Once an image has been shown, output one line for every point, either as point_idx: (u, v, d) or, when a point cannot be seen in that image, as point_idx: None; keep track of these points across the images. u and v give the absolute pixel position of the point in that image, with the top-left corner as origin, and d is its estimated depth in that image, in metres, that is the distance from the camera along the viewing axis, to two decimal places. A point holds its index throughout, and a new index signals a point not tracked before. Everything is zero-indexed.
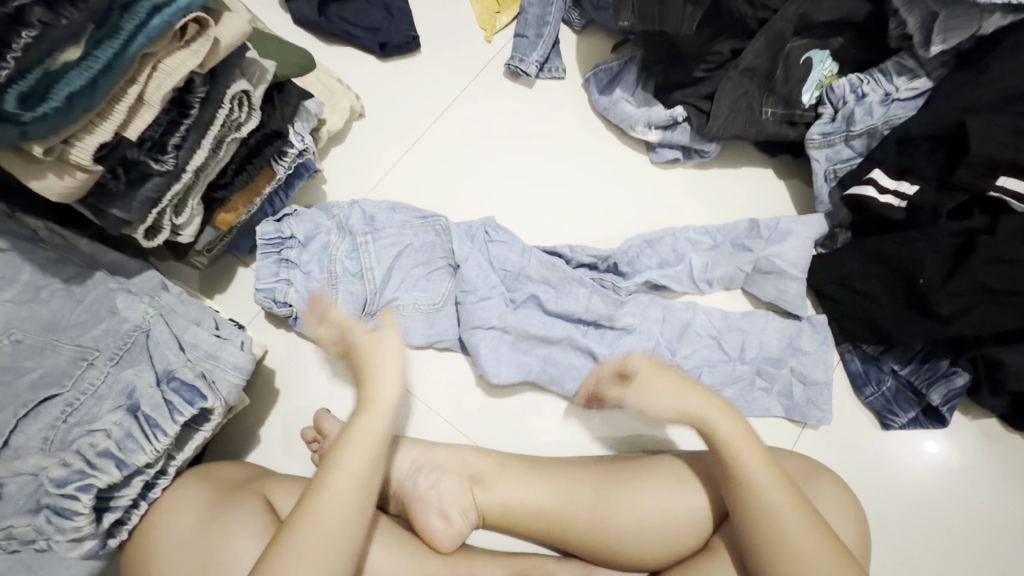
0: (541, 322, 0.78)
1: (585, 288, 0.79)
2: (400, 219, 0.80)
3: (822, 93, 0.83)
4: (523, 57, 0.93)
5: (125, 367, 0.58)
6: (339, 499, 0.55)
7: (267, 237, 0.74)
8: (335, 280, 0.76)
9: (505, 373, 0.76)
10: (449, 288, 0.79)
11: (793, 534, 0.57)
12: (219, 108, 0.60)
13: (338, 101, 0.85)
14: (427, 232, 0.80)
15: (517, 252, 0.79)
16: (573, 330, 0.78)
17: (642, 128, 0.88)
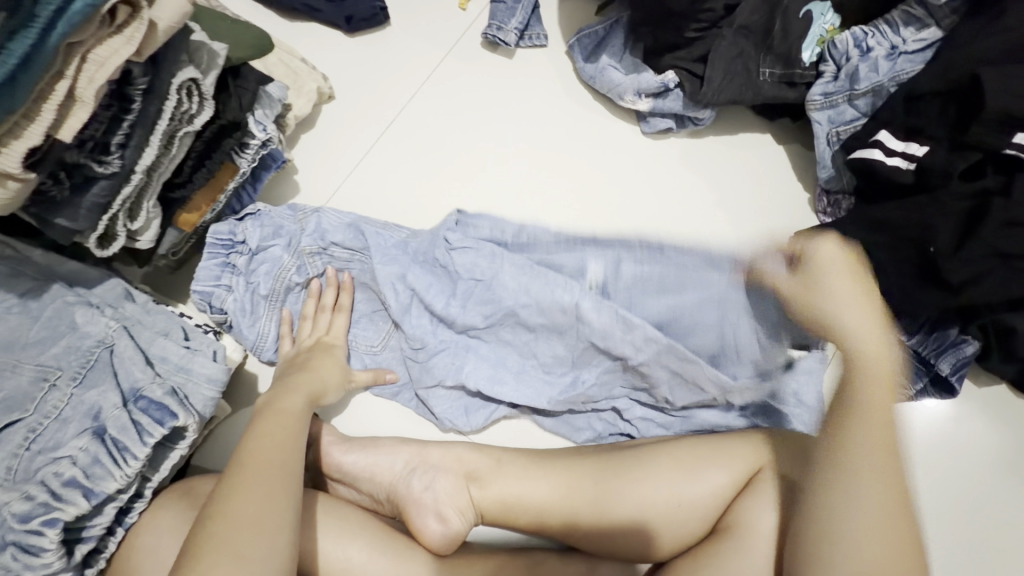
0: (516, 353, 0.74)
1: (568, 290, 0.71)
2: (353, 240, 0.73)
3: (824, 49, 0.77)
4: (500, 25, 0.86)
5: (89, 388, 0.54)
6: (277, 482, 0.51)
7: (219, 237, 0.70)
8: (280, 301, 0.72)
9: (474, 417, 0.73)
10: (389, 329, 0.75)
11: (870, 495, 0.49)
12: (166, 100, 0.54)
13: (304, 83, 0.79)
14: (368, 266, 0.74)
15: (489, 258, 0.73)
16: (551, 362, 0.73)
17: (632, 97, 0.82)
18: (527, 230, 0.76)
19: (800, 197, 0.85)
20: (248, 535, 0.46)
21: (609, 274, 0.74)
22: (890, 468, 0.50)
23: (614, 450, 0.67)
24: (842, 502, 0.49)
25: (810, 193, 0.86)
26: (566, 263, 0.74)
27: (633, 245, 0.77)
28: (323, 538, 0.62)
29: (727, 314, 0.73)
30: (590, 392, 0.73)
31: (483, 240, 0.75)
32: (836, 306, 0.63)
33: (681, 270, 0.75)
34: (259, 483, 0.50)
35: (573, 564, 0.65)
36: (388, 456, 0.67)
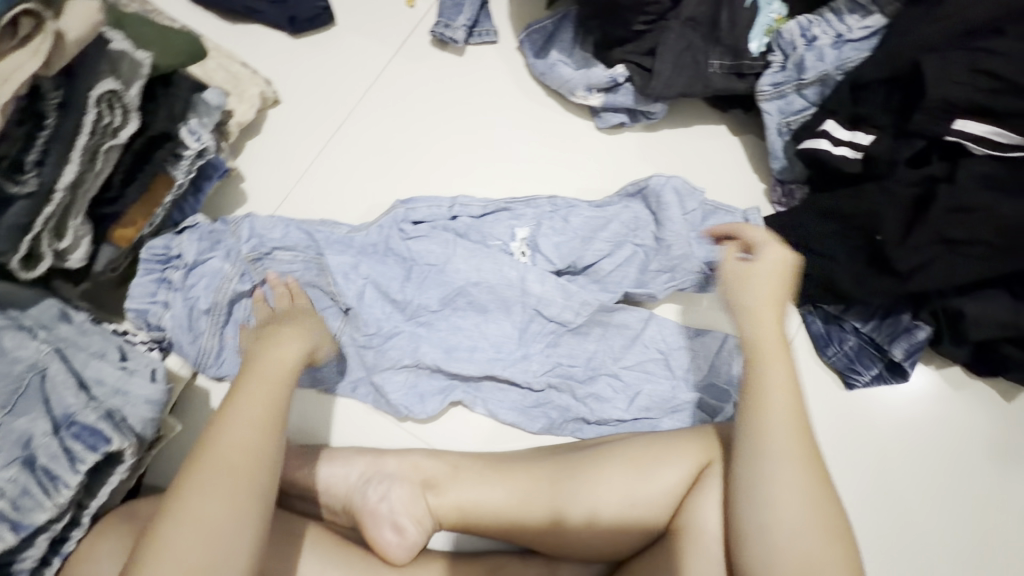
0: (468, 338, 0.73)
1: (514, 266, 0.73)
2: (293, 240, 0.72)
3: (771, 40, 0.76)
4: (449, 23, 0.85)
5: (19, 415, 0.51)
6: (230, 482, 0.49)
7: (154, 253, 0.67)
8: (220, 312, 0.69)
9: (430, 404, 0.72)
10: (340, 327, 0.72)
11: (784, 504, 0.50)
12: (84, 113, 0.52)
13: (245, 88, 0.76)
14: (311, 265, 0.72)
15: (443, 244, 0.74)
16: (502, 351, 0.73)
17: (583, 93, 0.82)
18: (458, 206, 0.76)
19: (756, 187, 0.85)
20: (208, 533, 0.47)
21: (536, 232, 0.76)
22: (796, 460, 0.51)
23: (576, 451, 0.66)
24: (763, 491, 0.51)
25: (765, 182, 0.85)
26: (496, 236, 0.76)
27: (544, 204, 0.78)
28: (279, 552, 0.60)
29: (633, 219, 0.77)
30: (541, 368, 0.73)
31: (423, 224, 0.75)
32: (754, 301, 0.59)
33: (593, 220, 0.77)
34: (220, 470, 0.49)
35: (534, 565, 0.66)
36: (342, 467, 0.67)
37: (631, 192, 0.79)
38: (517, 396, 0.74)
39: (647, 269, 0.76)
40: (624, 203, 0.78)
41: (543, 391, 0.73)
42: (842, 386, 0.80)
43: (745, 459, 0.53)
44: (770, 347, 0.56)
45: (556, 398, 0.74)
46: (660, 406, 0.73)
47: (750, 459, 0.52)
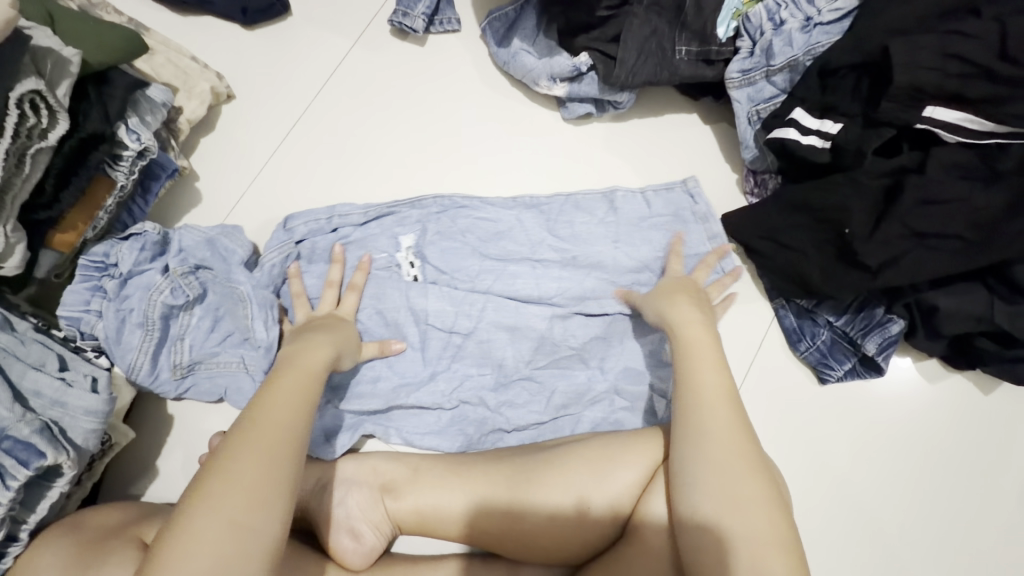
0: (366, 373, 0.71)
1: (398, 287, 0.72)
2: (214, 262, 0.69)
3: (739, 24, 0.73)
4: (406, 11, 0.81)
5: None
6: (256, 442, 0.48)
7: (91, 258, 0.65)
8: (154, 326, 0.66)
9: (338, 442, 0.69)
10: (265, 357, 0.67)
11: (725, 481, 0.51)
12: (7, 116, 0.50)
13: (195, 83, 0.74)
14: (226, 294, 0.69)
15: (322, 275, 0.73)
16: (407, 377, 0.72)
17: (547, 82, 0.79)
18: (337, 217, 0.75)
19: (728, 178, 0.83)
20: (244, 501, 0.45)
21: (422, 240, 0.75)
22: (736, 436, 0.53)
23: (537, 452, 0.65)
24: (696, 478, 0.52)
25: (738, 173, 0.83)
26: (380, 250, 0.74)
27: (430, 205, 0.77)
28: None
29: (526, 226, 0.76)
30: (450, 385, 0.72)
31: (304, 244, 0.74)
32: (676, 306, 0.65)
33: (485, 225, 0.76)
34: (262, 438, 0.48)
35: (497, 568, 0.64)
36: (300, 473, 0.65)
37: (528, 203, 0.78)
38: (430, 418, 0.72)
39: (542, 279, 0.74)
40: (515, 214, 0.77)
41: (456, 407, 0.72)
42: (815, 381, 0.78)
43: (681, 447, 0.54)
44: (690, 332, 0.62)
45: (471, 413, 0.72)
46: (578, 400, 0.72)
47: (687, 444, 0.54)
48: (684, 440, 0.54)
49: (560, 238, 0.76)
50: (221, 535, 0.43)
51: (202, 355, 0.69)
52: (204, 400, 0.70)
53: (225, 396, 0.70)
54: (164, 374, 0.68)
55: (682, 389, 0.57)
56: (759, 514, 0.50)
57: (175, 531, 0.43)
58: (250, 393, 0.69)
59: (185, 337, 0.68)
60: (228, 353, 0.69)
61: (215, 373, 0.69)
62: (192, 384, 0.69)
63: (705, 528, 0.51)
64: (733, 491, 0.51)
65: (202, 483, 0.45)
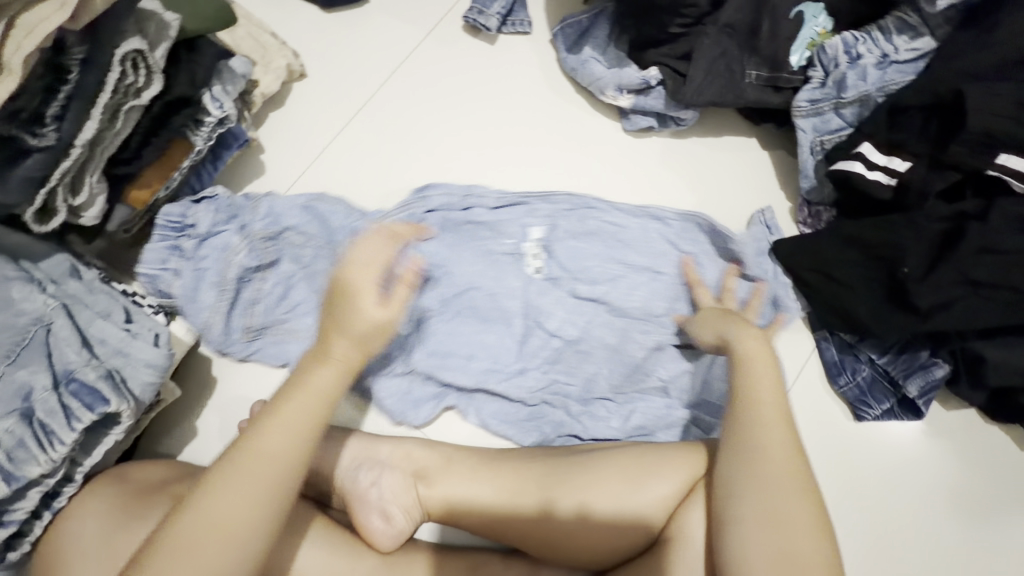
0: (462, 347, 0.72)
1: (519, 276, 0.74)
2: (307, 226, 0.72)
3: (813, 54, 0.73)
4: (482, 9, 0.83)
5: (19, 367, 0.52)
6: (249, 460, 0.46)
7: (170, 218, 0.68)
8: (229, 284, 0.68)
9: (423, 410, 0.71)
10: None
11: (777, 492, 0.51)
12: (108, 71, 0.52)
13: (272, 59, 0.76)
14: (322, 253, 0.71)
15: (451, 247, 0.74)
16: (498, 363, 0.72)
17: (613, 92, 0.79)
18: (472, 197, 0.77)
19: (782, 206, 0.83)
20: (228, 522, 0.44)
21: (551, 235, 0.76)
22: (786, 451, 0.53)
23: (567, 457, 0.65)
24: (744, 484, 0.52)
25: (792, 203, 0.83)
26: (508, 234, 0.76)
27: (561, 201, 0.78)
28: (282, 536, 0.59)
29: (651, 237, 0.77)
30: (536, 385, 0.72)
31: (435, 214, 0.75)
32: (724, 328, 0.65)
33: (611, 229, 0.77)
34: (258, 454, 0.47)
35: (518, 566, 0.64)
36: (334, 449, 0.66)
37: (654, 215, 0.78)
38: (510, 409, 0.72)
39: (659, 294, 0.75)
40: (641, 224, 0.77)
41: (537, 405, 0.72)
42: (851, 416, 0.78)
43: (726, 465, 0.54)
44: (746, 347, 0.61)
45: (551, 413, 0.72)
46: (656, 423, 0.71)
47: (732, 460, 0.54)
48: (734, 445, 0.54)
49: (682, 254, 0.77)
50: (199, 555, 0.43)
51: (269, 319, 0.69)
52: (268, 364, 0.70)
53: (289, 363, 0.69)
54: (234, 335, 0.69)
55: (738, 393, 0.58)
56: (803, 530, 0.49)
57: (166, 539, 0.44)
58: (310, 363, 0.69)
59: (258, 301, 0.70)
60: (295, 321, 0.69)
61: (281, 340, 0.69)
62: (258, 347, 0.70)
63: (740, 533, 0.50)
64: (782, 503, 0.50)
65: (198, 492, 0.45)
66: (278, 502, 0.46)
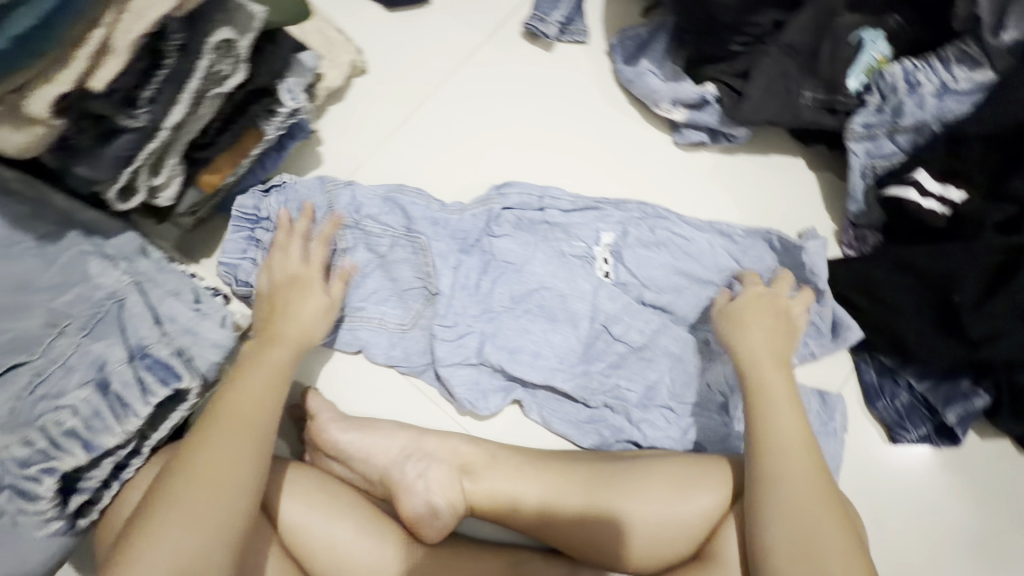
0: (532, 342, 0.75)
1: (589, 279, 0.77)
2: (390, 219, 0.76)
3: (870, 80, 0.74)
4: (543, 17, 0.85)
5: (96, 339, 0.55)
6: (223, 424, 0.54)
7: (245, 211, 0.72)
8: None
9: (493, 401, 0.74)
10: (421, 309, 0.75)
11: (813, 526, 0.54)
12: (199, 58, 0.53)
13: (338, 54, 0.78)
14: (401, 242, 0.76)
15: (524, 244, 0.77)
16: (564, 362, 0.75)
17: (667, 105, 0.81)
18: (548, 198, 0.79)
19: (827, 227, 0.84)
20: (211, 479, 0.51)
21: (620, 241, 0.79)
22: (817, 483, 0.56)
23: (610, 459, 0.66)
24: (782, 518, 0.55)
25: (837, 224, 0.84)
26: (580, 237, 0.79)
27: (632, 210, 0.81)
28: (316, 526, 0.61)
29: (717, 252, 0.79)
30: (601, 383, 0.75)
31: (511, 211, 0.78)
32: (749, 337, 0.67)
33: (679, 241, 0.79)
34: (230, 420, 0.54)
35: (556, 565, 0.65)
36: (382, 439, 0.67)
37: (723, 231, 0.80)
38: (571, 409, 0.75)
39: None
40: (708, 239, 0.79)
41: (597, 408, 0.75)
42: (886, 439, 0.79)
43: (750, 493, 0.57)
44: (757, 371, 0.64)
45: (609, 417, 0.75)
46: (716, 443, 0.74)
47: (763, 489, 0.57)
48: (767, 477, 0.57)
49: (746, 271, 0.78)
50: (192, 507, 0.49)
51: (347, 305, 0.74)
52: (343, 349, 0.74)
53: (363, 349, 0.74)
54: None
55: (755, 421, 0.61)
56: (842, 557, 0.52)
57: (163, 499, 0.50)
58: (387, 348, 0.74)
59: None
60: (372, 310, 0.74)
61: (357, 327, 0.74)
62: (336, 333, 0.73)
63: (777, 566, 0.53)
64: (817, 535, 0.53)
65: (184, 456, 0.52)
66: (255, 470, 0.53)
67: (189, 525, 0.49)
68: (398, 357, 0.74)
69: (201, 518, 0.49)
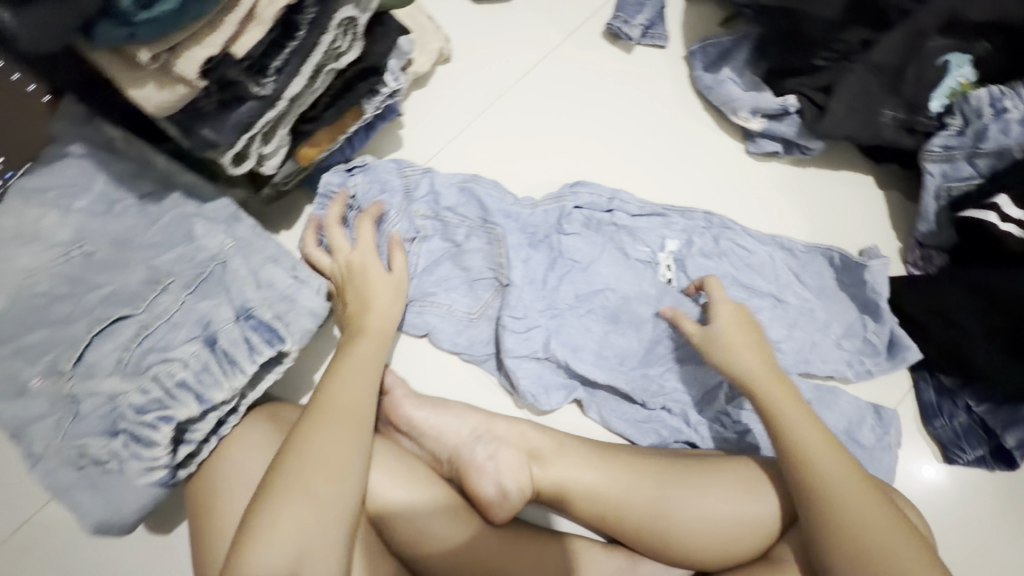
0: (597, 340, 0.76)
1: (655, 283, 0.77)
2: (466, 209, 0.77)
3: (954, 103, 0.75)
4: (627, 19, 0.87)
5: (201, 298, 0.56)
6: (326, 415, 0.56)
7: (330, 187, 0.72)
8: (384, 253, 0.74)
9: (555, 397, 0.75)
10: (490, 299, 0.76)
11: (881, 532, 0.54)
12: (324, 33, 0.55)
13: (429, 41, 0.79)
14: (476, 233, 0.76)
15: (592, 244, 0.78)
16: (627, 362, 0.76)
17: (746, 114, 0.82)
18: (618, 201, 0.80)
19: (892, 245, 0.85)
20: (322, 473, 0.52)
21: (684, 250, 0.79)
22: (871, 489, 0.57)
23: (677, 456, 0.68)
24: (846, 528, 0.54)
25: (902, 243, 0.85)
26: (646, 242, 0.80)
27: (698, 218, 0.81)
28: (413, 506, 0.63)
29: (777, 266, 0.79)
30: (661, 387, 0.76)
31: (580, 211, 0.79)
32: (736, 352, 0.65)
33: (740, 253, 0.79)
34: (331, 411, 0.56)
35: (616, 556, 0.66)
36: (453, 419, 0.68)
37: (783, 245, 0.81)
38: (629, 408, 0.76)
39: (780, 320, 0.77)
40: (769, 251, 0.80)
41: (655, 410, 0.76)
42: (940, 458, 0.80)
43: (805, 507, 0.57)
44: (762, 387, 0.63)
45: (666, 419, 0.76)
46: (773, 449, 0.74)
47: (815, 502, 0.56)
48: (813, 489, 0.57)
49: (806, 287, 0.79)
50: (301, 503, 0.51)
51: (418, 288, 0.75)
52: (409, 332, 0.75)
53: (430, 333, 0.75)
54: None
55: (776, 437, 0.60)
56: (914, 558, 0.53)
57: (272, 497, 0.51)
58: (453, 334, 0.75)
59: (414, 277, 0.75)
60: (443, 296, 0.75)
61: (426, 310, 0.74)
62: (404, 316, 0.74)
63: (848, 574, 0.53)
64: (885, 542, 0.53)
65: (288, 452, 0.53)
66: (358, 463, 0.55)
67: (300, 516, 0.50)
68: (465, 343, 0.75)
69: (314, 506, 0.51)
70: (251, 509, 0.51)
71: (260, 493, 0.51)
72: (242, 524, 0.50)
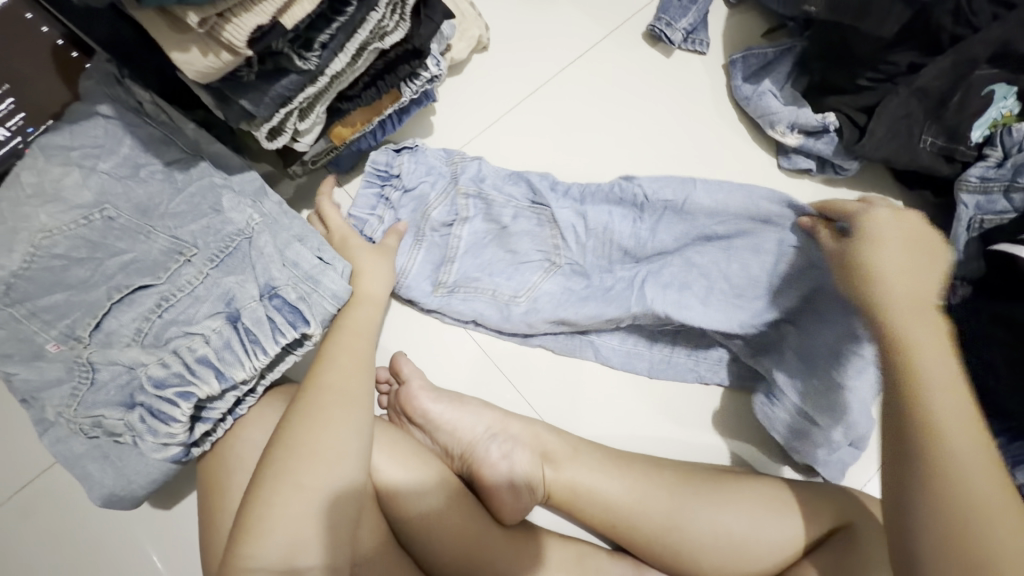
0: (703, 278, 0.72)
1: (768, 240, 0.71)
2: (514, 191, 0.76)
3: (994, 133, 0.75)
4: (670, 21, 0.84)
5: (225, 273, 0.55)
6: (321, 402, 0.53)
7: (376, 167, 0.73)
8: (421, 238, 0.73)
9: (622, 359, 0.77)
10: (539, 280, 0.74)
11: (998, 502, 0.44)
12: (372, 11, 0.53)
13: (468, 27, 0.77)
14: (525, 214, 0.75)
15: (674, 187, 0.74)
16: (737, 316, 0.71)
17: (783, 128, 0.81)
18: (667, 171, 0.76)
19: None
20: (311, 466, 0.50)
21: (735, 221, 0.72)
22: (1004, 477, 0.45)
23: (697, 470, 0.67)
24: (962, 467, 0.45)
25: None
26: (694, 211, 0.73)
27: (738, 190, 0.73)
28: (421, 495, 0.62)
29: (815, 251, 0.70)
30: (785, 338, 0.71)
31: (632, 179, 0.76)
32: (894, 265, 0.57)
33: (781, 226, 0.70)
34: (326, 400, 0.53)
35: (622, 564, 0.66)
36: (468, 415, 0.67)
37: None
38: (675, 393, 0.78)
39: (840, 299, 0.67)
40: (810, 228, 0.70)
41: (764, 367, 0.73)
42: None
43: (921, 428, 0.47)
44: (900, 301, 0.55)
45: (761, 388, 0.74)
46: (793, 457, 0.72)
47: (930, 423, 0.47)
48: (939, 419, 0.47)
49: None
50: (290, 495, 0.49)
51: (459, 274, 0.73)
52: (455, 320, 0.74)
53: (476, 319, 0.74)
54: (427, 289, 0.73)
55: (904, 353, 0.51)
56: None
57: (262, 488, 0.49)
58: (497, 317, 0.73)
59: (456, 259, 0.74)
60: (487, 280, 0.74)
61: (470, 297, 0.73)
62: (449, 303, 0.73)
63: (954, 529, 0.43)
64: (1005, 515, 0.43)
65: (280, 439, 0.51)
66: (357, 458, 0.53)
67: (291, 510, 0.48)
68: (509, 326, 0.74)
69: (304, 500, 0.49)
70: (247, 497, 0.49)
71: (252, 484, 0.50)
72: (239, 515, 0.49)
